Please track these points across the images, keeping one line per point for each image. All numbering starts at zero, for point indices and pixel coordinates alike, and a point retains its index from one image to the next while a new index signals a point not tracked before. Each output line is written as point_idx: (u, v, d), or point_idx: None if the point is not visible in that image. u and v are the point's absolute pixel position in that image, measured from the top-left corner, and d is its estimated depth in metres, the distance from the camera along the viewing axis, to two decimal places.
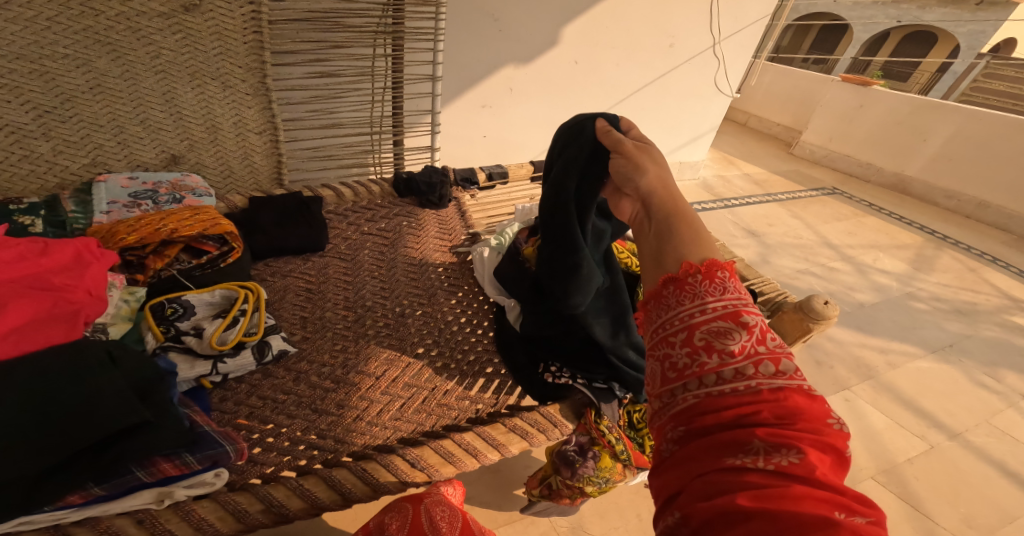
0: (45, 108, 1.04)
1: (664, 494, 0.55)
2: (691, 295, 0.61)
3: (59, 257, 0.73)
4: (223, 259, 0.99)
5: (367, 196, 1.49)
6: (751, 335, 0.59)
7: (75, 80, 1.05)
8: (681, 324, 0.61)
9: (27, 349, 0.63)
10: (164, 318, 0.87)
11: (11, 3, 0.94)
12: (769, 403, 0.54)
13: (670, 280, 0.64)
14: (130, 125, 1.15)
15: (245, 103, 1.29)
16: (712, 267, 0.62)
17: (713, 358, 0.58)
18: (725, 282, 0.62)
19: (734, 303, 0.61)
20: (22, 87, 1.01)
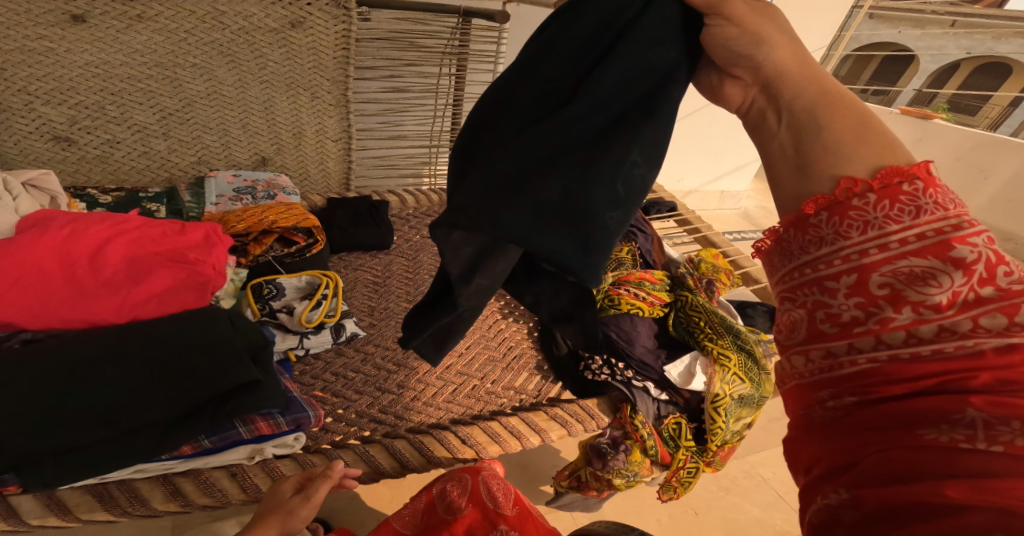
0: (168, 110, 1.22)
1: (828, 467, 0.53)
2: (862, 224, 0.53)
3: (193, 236, 0.86)
4: (309, 249, 1.11)
5: (428, 204, 1.56)
6: (966, 278, 0.50)
7: (196, 87, 1.22)
8: (850, 265, 0.54)
9: (166, 312, 0.79)
10: (262, 297, 0.99)
11: (160, 16, 1.10)
12: (994, 369, 0.47)
13: (827, 205, 0.55)
14: (233, 128, 1.32)
15: (328, 113, 1.42)
16: (891, 178, 0.53)
17: (909, 312, 0.52)
18: (917, 198, 0.52)
19: (934, 230, 0.52)
20: (155, 91, 1.18)
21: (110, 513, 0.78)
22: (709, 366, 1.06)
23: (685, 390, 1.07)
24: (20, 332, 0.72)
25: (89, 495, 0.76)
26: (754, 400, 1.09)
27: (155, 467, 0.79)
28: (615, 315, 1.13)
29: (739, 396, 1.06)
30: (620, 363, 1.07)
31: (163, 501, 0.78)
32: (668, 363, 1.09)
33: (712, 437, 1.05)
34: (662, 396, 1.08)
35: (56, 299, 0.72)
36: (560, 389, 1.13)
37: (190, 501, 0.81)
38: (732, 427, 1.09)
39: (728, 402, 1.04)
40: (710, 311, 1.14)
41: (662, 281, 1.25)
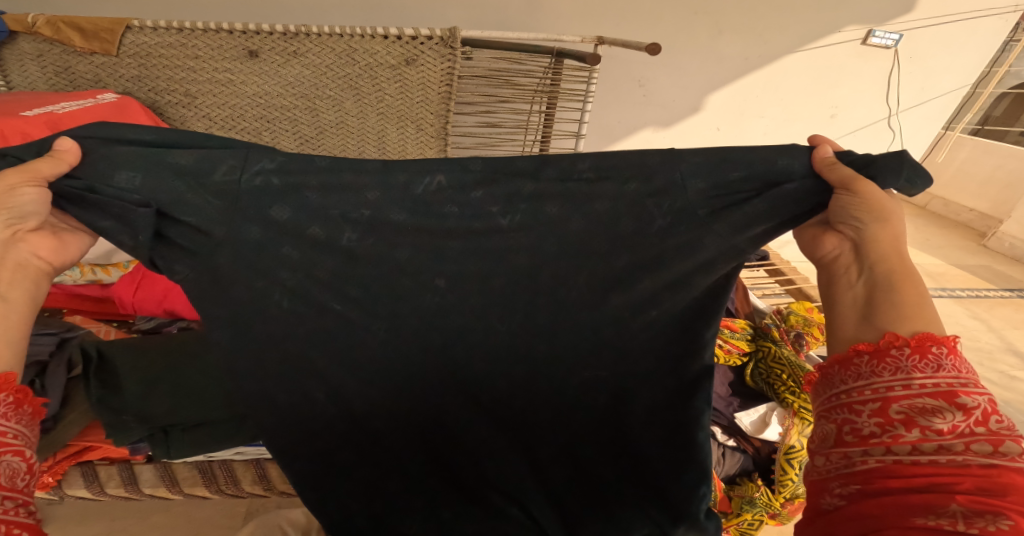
0: (307, 137, 1.69)
1: (823, 499, 0.59)
2: (893, 369, 0.58)
3: None
4: None
5: None
6: (967, 417, 0.55)
7: (330, 117, 1.66)
8: (874, 394, 0.58)
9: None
10: None
11: (308, 54, 1.55)
12: (975, 477, 0.52)
13: (868, 348, 0.60)
14: (352, 154, 1.73)
15: (429, 144, 1.75)
16: (925, 340, 0.58)
17: (902, 431, 0.55)
18: (943, 359, 0.57)
19: (949, 381, 0.56)
20: (299, 120, 1.65)
21: (207, 488, 1.00)
22: (786, 417, 1.02)
23: (755, 439, 1.04)
24: (181, 319, 1.02)
25: (194, 471, 0.99)
26: None
27: (251, 453, 0.98)
28: None
29: None
30: None
31: (252, 482, 0.99)
32: (740, 410, 1.06)
33: (779, 488, 1.01)
34: (728, 441, 1.06)
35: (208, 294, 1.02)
36: None
37: (269, 486, 1.02)
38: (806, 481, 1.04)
39: (804, 456, 1.01)
40: (795, 365, 1.06)
41: (744, 329, 1.19)
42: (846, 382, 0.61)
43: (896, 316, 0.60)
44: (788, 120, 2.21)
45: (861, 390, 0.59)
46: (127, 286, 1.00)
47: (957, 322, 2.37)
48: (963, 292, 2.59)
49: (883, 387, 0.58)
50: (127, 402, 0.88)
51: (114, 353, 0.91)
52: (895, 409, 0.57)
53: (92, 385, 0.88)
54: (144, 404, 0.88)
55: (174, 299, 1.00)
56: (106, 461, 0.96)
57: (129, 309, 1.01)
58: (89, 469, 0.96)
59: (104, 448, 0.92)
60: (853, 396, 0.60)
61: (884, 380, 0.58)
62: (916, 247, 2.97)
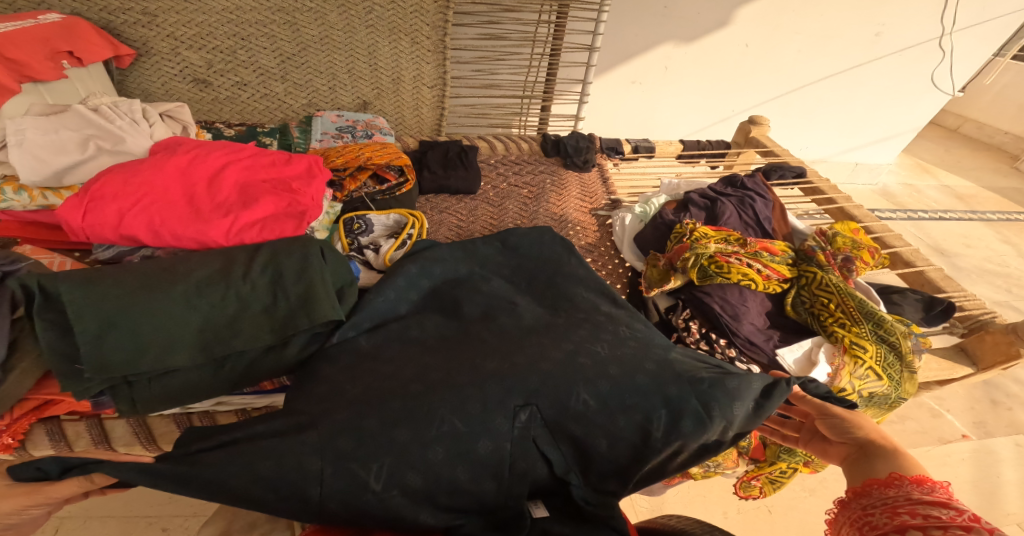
0: (288, 55, 1.47)
1: None
2: (885, 496, 0.52)
3: (297, 168, 1.01)
4: (398, 188, 1.17)
5: (517, 152, 1.43)
6: (950, 521, 0.47)
7: (312, 31, 1.45)
8: (862, 522, 0.51)
9: (267, 237, 0.89)
10: (351, 232, 1.04)
11: None
12: None
13: (863, 489, 0.55)
14: (340, 72, 1.54)
15: (425, 58, 1.57)
16: (913, 479, 0.53)
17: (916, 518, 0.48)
18: (927, 491, 0.51)
19: (941, 501, 0.49)
20: (278, 35, 1.43)
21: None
22: (836, 356, 0.92)
23: None
24: (144, 247, 0.87)
25: (172, 426, 0.87)
26: (885, 402, 0.94)
27: (234, 402, 0.87)
28: (721, 283, 0.98)
29: (868, 394, 0.92)
30: (722, 340, 0.95)
31: None
32: (782, 346, 0.95)
33: None
34: None
35: (174, 217, 0.85)
36: None
37: None
38: None
39: (853, 400, 0.90)
40: (845, 294, 0.96)
41: (785, 252, 1.07)
42: (873, 497, 0.53)
43: (890, 462, 0.56)
44: (827, 37, 1.98)
45: (885, 501, 0.52)
46: (75, 209, 0.81)
47: (990, 249, 2.23)
48: (995, 214, 2.44)
49: (867, 518, 0.51)
50: (82, 351, 0.69)
51: (60, 289, 0.71)
52: (908, 506, 0.50)
53: (40, 328, 0.71)
54: (101, 353, 0.71)
55: (132, 222, 0.83)
56: (75, 417, 0.84)
57: (81, 238, 0.83)
58: (55, 427, 0.83)
59: (70, 402, 0.81)
60: (879, 506, 0.51)
61: (903, 494, 0.51)
62: (947, 169, 2.78)
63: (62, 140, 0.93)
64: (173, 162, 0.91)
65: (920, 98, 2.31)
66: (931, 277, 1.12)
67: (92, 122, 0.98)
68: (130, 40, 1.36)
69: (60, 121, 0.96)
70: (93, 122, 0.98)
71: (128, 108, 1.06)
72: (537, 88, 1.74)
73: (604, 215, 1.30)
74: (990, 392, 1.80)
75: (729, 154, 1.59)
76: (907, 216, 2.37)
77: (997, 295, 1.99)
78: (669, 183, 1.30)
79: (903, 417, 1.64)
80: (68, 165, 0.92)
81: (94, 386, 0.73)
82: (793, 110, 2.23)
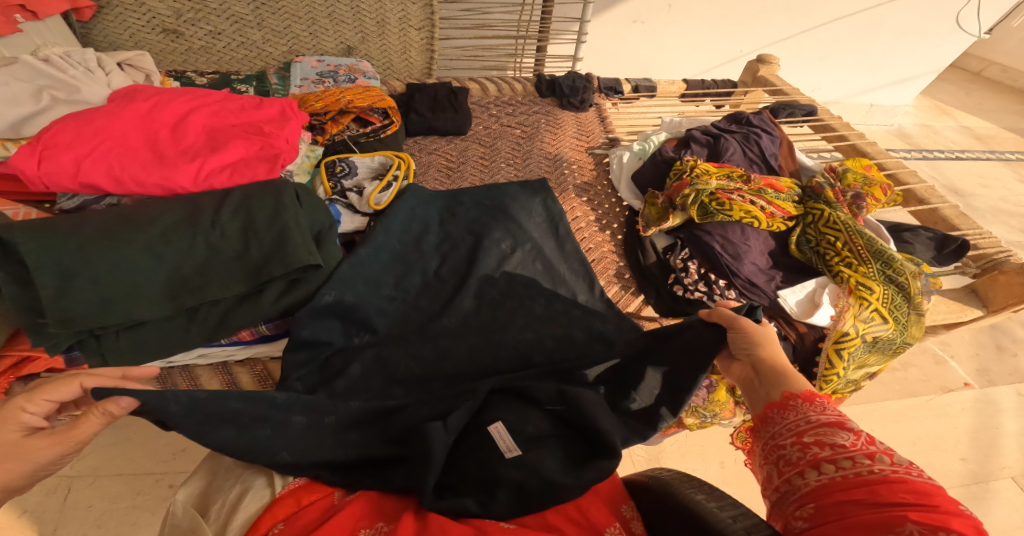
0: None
1: None
2: (790, 423, 0.58)
3: (269, 112, 0.94)
4: (383, 130, 1.11)
5: (510, 93, 1.36)
6: (858, 437, 0.54)
7: None
8: (781, 457, 0.57)
9: (238, 183, 0.84)
10: (333, 175, 0.98)
11: None
12: (872, 491, 0.48)
13: (769, 410, 0.62)
14: (320, 16, 1.45)
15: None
16: (809, 394, 0.60)
17: (825, 449, 0.53)
18: (826, 402, 0.59)
19: (837, 415, 0.57)
20: None
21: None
22: (840, 297, 0.89)
23: (800, 323, 0.90)
24: (109, 196, 0.82)
25: (152, 383, 0.82)
26: (890, 346, 0.90)
27: (217, 354, 0.83)
28: (722, 221, 0.94)
29: (873, 338, 0.88)
30: (722, 281, 0.91)
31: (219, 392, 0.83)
32: (785, 287, 0.92)
33: (821, 384, 0.87)
34: (770, 326, 0.88)
35: (138, 163, 0.80)
36: (641, 304, 0.95)
37: None
38: (849, 375, 0.94)
39: (857, 345, 0.86)
40: (854, 231, 0.92)
41: (791, 190, 1.02)
42: (780, 422, 0.59)
43: (776, 384, 0.63)
44: None
45: (790, 427, 0.58)
46: (29, 157, 0.75)
47: (1008, 190, 2.15)
48: (1013, 155, 2.35)
49: (785, 452, 0.57)
50: (46, 304, 0.65)
51: (15, 239, 0.65)
52: (813, 434, 0.56)
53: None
54: (64, 305, 0.66)
55: (92, 169, 0.77)
56: (54, 374, 0.78)
57: (40, 189, 0.78)
58: (33, 385, 0.78)
59: (48, 358, 0.75)
60: (787, 433, 0.58)
61: (801, 417, 0.58)
62: (966, 110, 2.68)
63: (15, 89, 0.87)
64: (134, 108, 0.84)
65: (942, 40, 2.19)
66: (945, 215, 1.06)
67: (44, 72, 0.92)
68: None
69: (8, 71, 0.89)
70: (45, 72, 0.92)
71: (82, 58, 0.99)
72: (531, 28, 1.65)
73: (601, 152, 1.24)
74: (997, 337, 1.77)
75: (735, 92, 1.51)
76: (922, 157, 2.28)
77: (1012, 237, 1.93)
78: (670, 122, 1.23)
79: (906, 364, 1.62)
80: (23, 115, 0.84)
81: (64, 341, 0.69)
82: (804, 52, 2.13)
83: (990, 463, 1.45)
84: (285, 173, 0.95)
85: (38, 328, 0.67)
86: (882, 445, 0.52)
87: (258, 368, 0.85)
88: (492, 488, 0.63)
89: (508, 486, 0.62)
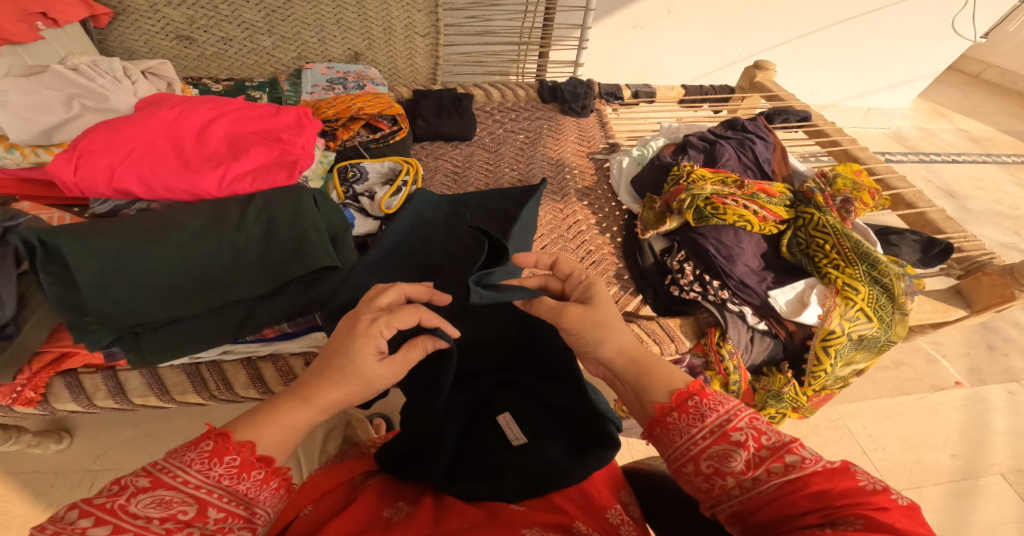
0: (274, 8, 1.42)
1: None
2: (679, 443, 0.57)
3: (286, 119, 0.99)
4: (392, 136, 1.16)
5: (513, 99, 1.40)
6: (747, 446, 0.54)
7: None
8: (686, 478, 0.57)
9: (259, 188, 0.89)
10: (346, 180, 1.02)
11: None
12: (785, 515, 0.50)
13: (652, 426, 0.60)
14: (329, 24, 1.49)
15: (416, 6, 1.51)
16: (682, 399, 0.58)
17: (728, 480, 0.53)
18: (702, 406, 0.57)
19: (717, 423, 0.55)
20: None
21: (201, 395, 0.89)
22: (828, 297, 0.93)
23: (790, 322, 0.94)
24: (139, 201, 0.87)
25: (183, 377, 0.87)
26: (875, 344, 0.95)
27: (240, 350, 0.88)
28: (717, 225, 0.99)
29: (859, 336, 0.93)
30: (716, 282, 0.95)
31: (244, 385, 0.88)
32: (776, 287, 0.96)
33: (809, 378, 0.95)
34: (759, 325, 0.95)
35: (166, 170, 0.85)
36: (640, 304, 1.01)
37: (267, 389, 0.90)
38: (838, 372, 0.99)
39: (843, 342, 0.92)
40: (841, 234, 0.96)
41: (783, 194, 1.06)
42: (669, 445, 0.58)
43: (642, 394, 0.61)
44: None
45: (680, 450, 0.57)
46: (66, 164, 0.81)
47: (1002, 193, 2.19)
48: (1009, 158, 2.39)
49: (688, 475, 0.57)
50: (88, 301, 0.71)
51: (58, 241, 0.70)
52: (707, 458, 0.55)
53: (43, 281, 0.71)
54: (105, 302, 0.72)
55: (124, 176, 0.82)
56: (91, 370, 0.85)
57: (76, 193, 0.83)
58: (73, 380, 0.84)
59: (84, 354, 0.81)
60: (681, 456, 0.57)
61: (686, 437, 0.57)
62: (963, 113, 2.71)
63: (46, 98, 0.91)
64: (161, 116, 0.89)
65: (938, 44, 2.23)
66: (932, 218, 1.11)
67: (72, 81, 0.97)
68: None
69: (40, 81, 0.94)
70: (74, 81, 0.97)
71: (109, 66, 1.04)
72: (534, 34, 1.69)
73: (602, 157, 1.28)
74: (989, 337, 1.81)
75: (732, 98, 1.55)
76: (918, 160, 2.32)
77: (1005, 239, 1.97)
78: (669, 128, 1.27)
79: (899, 362, 1.66)
80: (55, 123, 0.90)
81: (103, 337, 0.74)
82: (802, 56, 2.17)
83: (981, 459, 1.49)
84: (301, 178, 0.99)
85: (80, 325, 0.72)
86: (767, 450, 0.53)
87: (279, 363, 0.90)
88: (500, 474, 0.68)
89: (514, 474, 0.67)
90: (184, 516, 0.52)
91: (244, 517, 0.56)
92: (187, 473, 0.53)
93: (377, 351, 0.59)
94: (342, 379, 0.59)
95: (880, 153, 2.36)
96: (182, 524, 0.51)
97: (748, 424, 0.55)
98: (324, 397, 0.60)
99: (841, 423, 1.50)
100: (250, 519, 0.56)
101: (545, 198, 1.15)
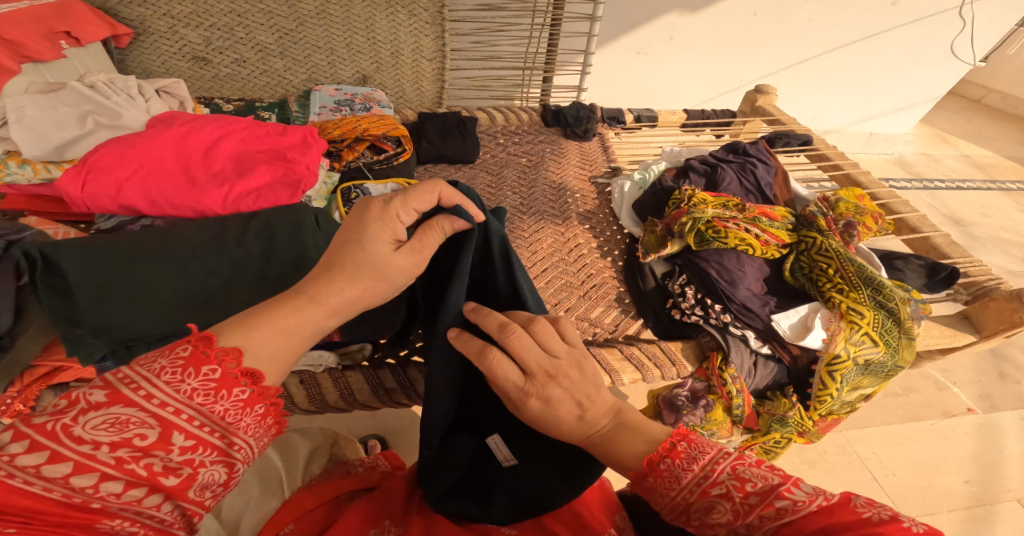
0: (285, 31, 1.45)
1: None
2: (664, 502, 0.56)
3: (292, 138, 1.00)
4: (396, 158, 1.17)
5: (517, 123, 1.42)
6: (729, 499, 0.52)
7: (308, 7, 1.42)
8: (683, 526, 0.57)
9: (263, 206, 0.89)
10: (348, 201, 1.03)
11: None
12: None
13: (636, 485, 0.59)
14: (338, 47, 1.52)
15: (424, 31, 1.55)
16: (655, 464, 0.56)
17: (720, 531, 0.53)
18: (676, 467, 0.55)
19: (696, 483, 0.54)
20: (274, 12, 1.41)
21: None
22: (832, 321, 0.92)
23: (794, 346, 0.94)
24: (144, 217, 0.88)
25: None
26: (882, 369, 0.94)
27: None
28: (718, 249, 0.98)
29: (865, 361, 0.92)
30: (717, 305, 0.95)
31: None
32: (778, 311, 0.96)
33: (815, 403, 0.93)
34: (762, 349, 0.95)
35: (172, 186, 0.86)
36: (640, 327, 1.00)
37: None
38: (845, 397, 0.97)
39: (849, 367, 0.90)
40: (845, 257, 0.95)
41: (785, 218, 1.07)
42: (655, 502, 0.58)
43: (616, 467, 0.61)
44: (837, 6, 1.92)
45: (667, 507, 0.56)
46: (73, 181, 0.82)
47: (1008, 219, 2.18)
48: (1014, 185, 2.38)
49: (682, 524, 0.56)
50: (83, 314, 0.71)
51: (59, 255, 0.72)
52: (695, 511, 0.54)
53: (41, 293, 0.71)
54: (100, 314, 0.73)
55: (130, 192, 0.84)
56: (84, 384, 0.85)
57: (81, 209, 0.85)
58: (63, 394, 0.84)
59: (77, 368, 0.81)
60: (670, 512, 0.56)
61: (668, 497, 0.56)
62: (966, 139, 2.72)
63: (61, 115, 0.93)
64: (169, 133, 0.91)
65: (939, 69, 2.25)
66: (937, 243, 1.10)
67: (88, 98, 0.99)
68: (126, 19, 1.33)
69: (56, 97, 0.96)
70: (90, 97, 0.99)
71: (125, 84, 1.06)
72: (538, 59, 1.72)
73: (604, 182, 1.29)
74: (1000, 365, 1.78)
75: (734, 123, 1.56)
76: (922, 186, 2.32)
77: (1013, 266, 1.95)
78: (670, 151, 1.28)
79: (908, 389, 1.63)
80: (68, 139, 0.92)
81: (97, 350, 0.74)
82: (804, 81, 2.19)
83: (995, 487, 1.45)
84: (304, 198, 1.00)
85: (72, 337, 0.72)
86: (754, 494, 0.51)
87: None
88: (491, 497, 0.66)
89: (506, 494, 0.66)
90: (145, 439, 0.46)
91: (219, 449, 0.50)
92: (152, 386, 0.47)
93: (393, 240, 0.61)
94: (361, 275, 0.59)
95: (884, 180, 2.36)
96: (142, 446, 0.46)
97: (729, 476, 0.53)
98: (337, 298, 0.59)
99: (850, 449, 1.47)
100: (227, 446, 0.50)
101: (547, 220, 1.16)
